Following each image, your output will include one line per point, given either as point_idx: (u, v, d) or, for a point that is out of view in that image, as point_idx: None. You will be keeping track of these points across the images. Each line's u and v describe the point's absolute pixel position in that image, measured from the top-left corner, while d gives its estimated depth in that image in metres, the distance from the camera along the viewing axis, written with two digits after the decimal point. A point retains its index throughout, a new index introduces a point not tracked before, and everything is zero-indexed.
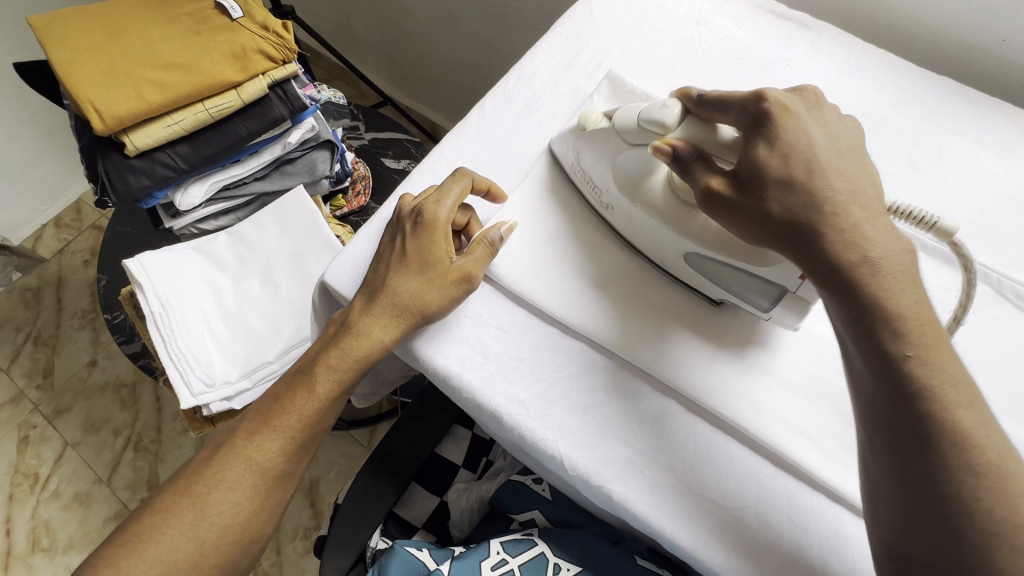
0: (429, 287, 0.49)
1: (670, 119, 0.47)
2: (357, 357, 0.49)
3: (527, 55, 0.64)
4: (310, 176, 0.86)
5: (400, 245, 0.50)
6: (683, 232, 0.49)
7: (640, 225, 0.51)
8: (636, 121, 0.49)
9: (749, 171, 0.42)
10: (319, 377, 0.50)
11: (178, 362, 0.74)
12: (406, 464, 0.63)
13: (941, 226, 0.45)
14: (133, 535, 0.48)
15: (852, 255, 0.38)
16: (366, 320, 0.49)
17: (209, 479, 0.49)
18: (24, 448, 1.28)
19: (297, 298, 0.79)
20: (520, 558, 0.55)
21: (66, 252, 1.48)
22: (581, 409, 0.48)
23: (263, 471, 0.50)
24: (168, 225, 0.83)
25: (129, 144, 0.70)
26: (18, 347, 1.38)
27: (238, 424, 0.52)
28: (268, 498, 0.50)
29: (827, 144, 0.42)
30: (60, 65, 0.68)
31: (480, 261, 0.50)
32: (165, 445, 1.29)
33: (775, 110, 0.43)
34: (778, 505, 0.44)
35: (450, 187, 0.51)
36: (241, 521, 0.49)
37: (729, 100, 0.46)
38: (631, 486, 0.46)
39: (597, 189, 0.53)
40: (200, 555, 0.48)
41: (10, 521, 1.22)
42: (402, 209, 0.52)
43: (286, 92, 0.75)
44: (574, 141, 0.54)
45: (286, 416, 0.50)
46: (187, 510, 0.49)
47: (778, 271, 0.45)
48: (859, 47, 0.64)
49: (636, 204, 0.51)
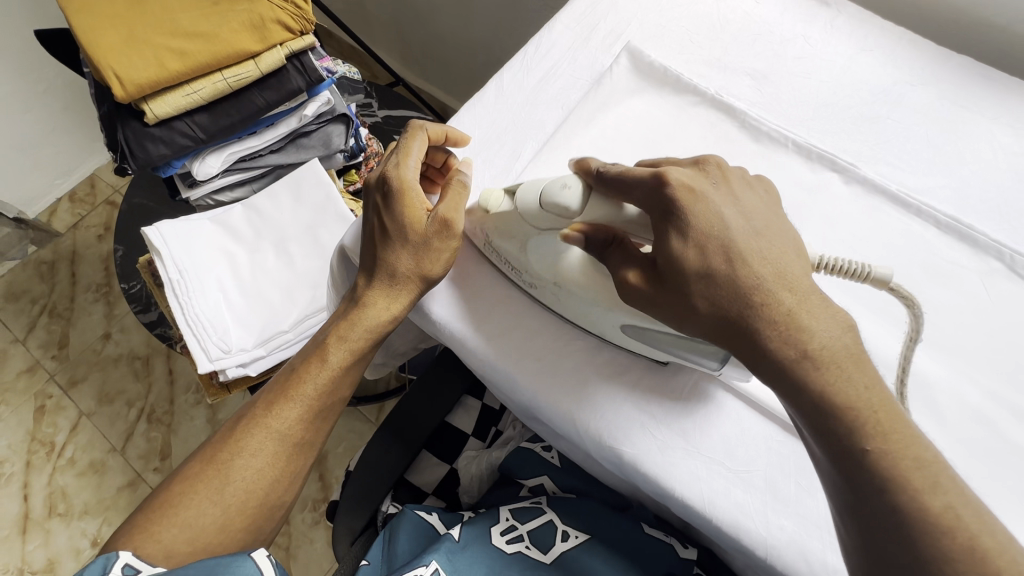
0: (427, 255, 0.49)
1: (574, 201, 0.43)
2: (366, 329, 0.51)
3: (544, 28, 0.64)
4: (325, 150, 0.87)
5: (379, 221, 0.50)
6: (614, 309, 0.45)
7: (570, 302, 0.48)
8: (537, 203, 0.45)
9: (667, 265, 0.39)
10: (333, 349, 0.52)
11: (195, 328, 0.75)
12: (418, 431, 0.65)
13: (875, 274, 0.41)
14: (161, 502, 0.49)
15: (793, 351, 0.36)
16: (372, 293, 0.51)
17: (233, 447, 0.50)
18: (40, 417, 1.31)
19: (312, 269, 0.80)
20: (530, 525, 0.56)
21: (80, 227, 1.49)
22: (589, 372, 0.49)
23: (282, 439, 0.51)
24: (186, 195, 0.84)
25: (149, 112, 0.71)
26: (34, 319, 1.40)
27: (256, 397, 0.53)
28: (290, 464, 0.52)
29: (743, 227, 0.39)
30: (82, 31, 0.69)
31: (453, 205, 0.49)
32: (178, 416, 1.31)
33: (682, 196, 0.39)
34: (786, 469, 0.45)
35: (409, 144, 0.51)
36: (263, 486, 0.50)
37: (630, 179, 0.41)
38: (642, 446, 0.46)
39: (517, 270, 0.50)
40: (227, 518, 0.49)
41: (27, 487, 1.25)
42: (368, 183, 0.52)
43: (303, 64, 0.76)
44: (480, 222, 0.50)
45: (304, 386, 0.51)
46: (212, 478, 0.49)
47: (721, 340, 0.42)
48: (878, 25, 0.64)
49: (561, 286, 0.47)
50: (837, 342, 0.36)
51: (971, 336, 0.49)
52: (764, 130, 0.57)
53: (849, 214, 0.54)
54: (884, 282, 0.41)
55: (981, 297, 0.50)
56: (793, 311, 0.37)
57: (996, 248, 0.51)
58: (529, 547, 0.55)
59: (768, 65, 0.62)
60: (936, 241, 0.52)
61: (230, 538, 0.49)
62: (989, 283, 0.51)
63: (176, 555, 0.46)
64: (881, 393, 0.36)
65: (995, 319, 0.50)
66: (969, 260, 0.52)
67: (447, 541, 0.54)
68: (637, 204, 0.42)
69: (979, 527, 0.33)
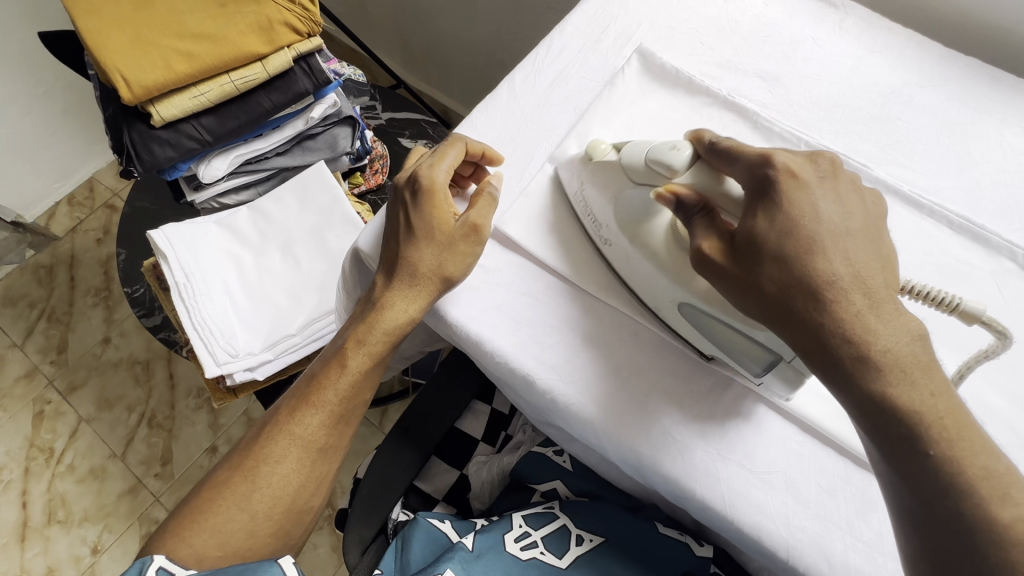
0: (448, 254, 0.49)
1: (678, 163, 0.45)
2: (385, 331, 0.50)
3: (555, 30, 0.64)
4: (331, 152, 0.86)
5: (405, 217, 0.50)
6: (680, 282, 0.46)
7: (637, 267, 0.49)
8: (643, 159, 0.47)
9: (746, 238, 0.40)
10: (352, 354, 0.51)
11: (202, 333, 0.74)
12: (429, 435, 0.64)
13: (965, 308, 0.41)
14: (191, 509, 0.49)
15: (853, 349, 0.36)
16: (391, 294, 0.50)
17: (258, 454, 0.50)
18: (38, 423, 1.30)
19: (319, 272, 0.79)
20: (543, 531, 0.56)
21: (78, 231, 1.48)
22: (616, 374, 0.48)
23: (306, 445, 0.50)
24: (191, 198, 0.83)
25: (156, 114, 0.70)
26: (32, 324, 1.39)
27: (280, 404, 0.53)
28: (315, 470, 0.51)
29: (836, 223, 0.39)
30: (88, 33, 0.69)
31: (485, 210, 0.50)
32: (179, 421, 1.30)
33: (782, 180, 0.40)
34: (806, 470, 0.45)
35: (444, 151, 0.52)
36: (290, 492, 0.50)
37: (739, 153, 0.43)
38: (664, 450, 0.46)
39: (596, 223, 0.51)
40: (255, 525, 0.48)
41: (26, 494, 1.24)
42: (398, 182, 0.52)
43: (310, 65, 0.76)
44: (579, 169, 0.53)
45: (325, 392, 0.51)
46: (239, 484, 0.49)
47: (772, 341, 0.42)
48: (886, 27, 0.64)
49: (635, 243, 0.49)
50: (904, 348, 0.36)
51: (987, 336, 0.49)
52: (776, 131, 0.57)
53: None
54: (971, 317, 0.41)
55: (995, 298, 0.50)
56: (844, 295, 0.37)
57: (1008, 248, 0.52)
58: (543, 553, 0.55)
59: (779, 67, 0.62)
60: (949, 243, 0.53)
61: (258, 543, 0.49)
62: (1002, 284, 0.51)
63: (207, 559, 0.46)
64: (949, 396, 0.36)
65: (1009, 319, 0.50)
66: (983, 260, 0.52)
67: (461, 550, 0.54)
68: (740, 178, 0.43)
69: (998, 495, 0.34)
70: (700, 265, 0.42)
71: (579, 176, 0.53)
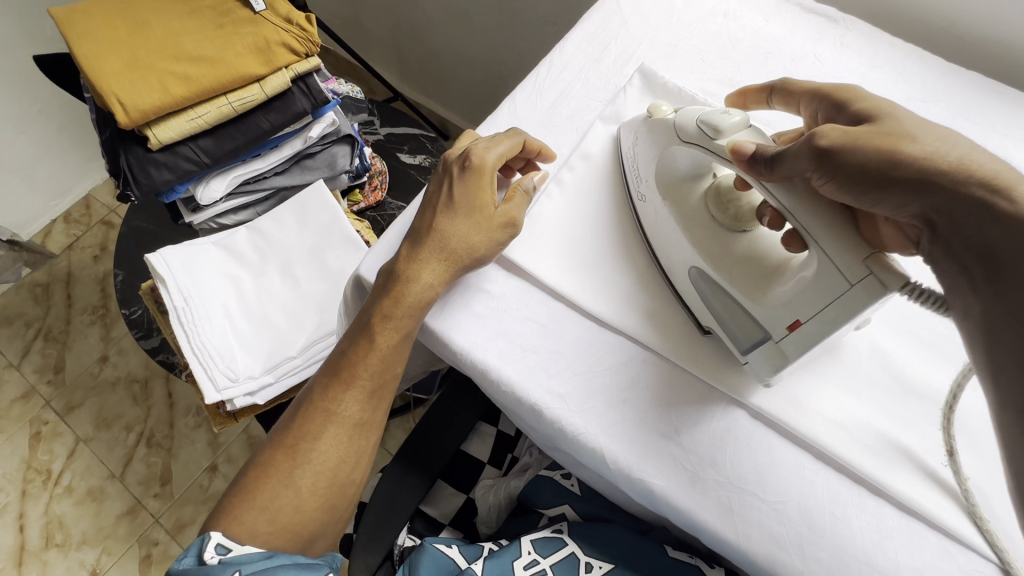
0: (476, 231, 0.49)
1: (726, 125, 0.46)
2: (410, 305, 0.48)
3: (556, 48, 0.63)
4: (330, 171, 0.85)
5: (447, 191, 0.51)
6: (699, 248, 0.49)
7: (662, 227, 0.52)
8: (699, 122, 0.48)
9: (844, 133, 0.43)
10: (380, 330, 0.48)
11: (201, 358, 0.73)
12: (432, 461, 0.63)
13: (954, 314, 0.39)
14: (240, 489, 0.48)
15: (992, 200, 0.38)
16: (416, 266, 0.48)
17: (297, 432, 0.49)
18: (36, 444, 1.28)
19: (319, 293, 0.78)
20: (553, 558, 0.55)
21: (75, 248, 1.47)
22: (635, 383, 0.48)
23: (342, 421, 0.49)
24: (188, 219, 0.82)
25: (153, 137, 0.69)
26: (28, 343, 1.37)
27: (312, 384, 0.51)
28: (355, 444, 0.49)
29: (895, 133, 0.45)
30: (83, 57, 0.68)
31: (520, 206, 0.52)
32: (178, 440, 1.29)
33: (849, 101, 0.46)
34: (820, 499, 0.44)
35: (502, 139, 0.52)
36: (331, 467, 0.48)
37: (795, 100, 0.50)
38: (671, 481, 0.45)
39: (637, 176, 0.54)
40: (301, 500, 0.47)
41: (22, 517, 1.22)
42: (449, 156, 0.53)
43: (309, 85, 0.76)
44: (637, 125, 0.54)
45: (357, 368, 0.49)
46: (282, 461, 0.48)
47: (768, 317, 0.45)
48: (887, 42, 0.64)
49: (668, 200, 0.52)
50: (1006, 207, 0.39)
51: None
52: None
53: None
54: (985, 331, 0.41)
55: None
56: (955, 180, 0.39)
57: None
58: None
59: None
60: None
61: (305, 517, 0.47)
62: None
63: (260, 535, 0.46)
64: None
65: None
66: None
67: None
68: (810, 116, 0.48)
69: None
70: (817, 162, 0.41)
71: (638, 128, 0.54)
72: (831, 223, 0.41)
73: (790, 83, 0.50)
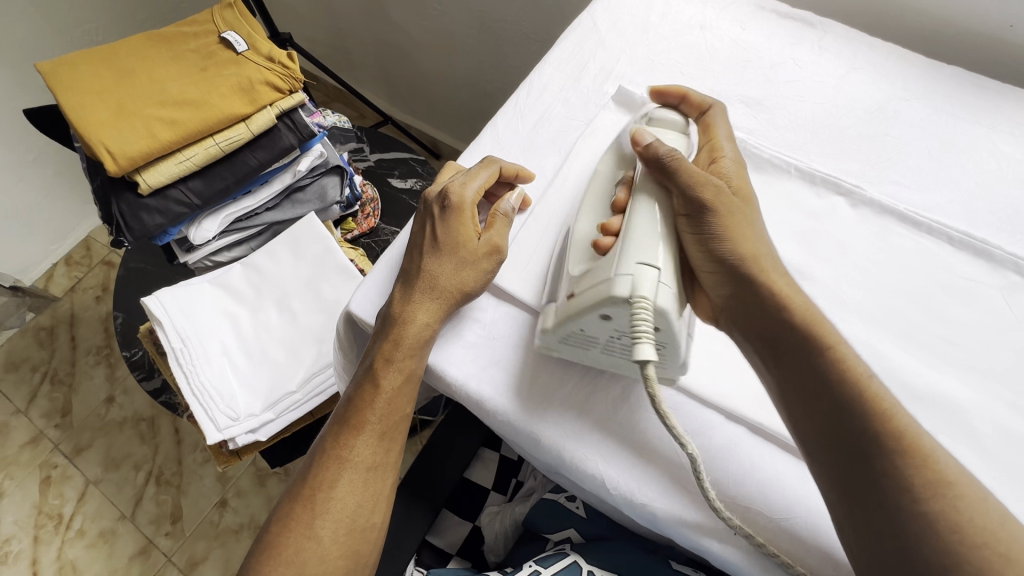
0: (463, 266, 0.49)
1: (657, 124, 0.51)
2: (410, 346, 0.48)
3: (535, 71, 0.64)
4: (321, 203, 0.86)
5: (430, 232, 0.51)
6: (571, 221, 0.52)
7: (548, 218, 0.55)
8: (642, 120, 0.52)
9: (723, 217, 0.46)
10: (383, 373, 0.48)
11: (201, 398, 0.73)
12: (436, 491, 0.62)
13: (637, 346, 0.40)
14: (265, 545, 0.47)
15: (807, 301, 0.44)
16: (411, 305, 0.48)
17: (314, 482, 0.48)
18: (46, 488, 1.28)
19: (316, 324, 0.78)
20: (553, 568, 0.54)
21: (77, 290, 1.49)
22: (639, 405, 0.48)
23: (355, 466, 0.48)
24: (183, 259, 0.82)
25: (142, 183, 0.70)
26: (35, 388, 1.38)
27: (323, 433, 0.50)
28: (369, 488, 0.48)
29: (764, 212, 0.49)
30: (71, 109, 0.69)
31: (502, 232, 0.51)
32: (187, 476, 1.29)
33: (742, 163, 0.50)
34: (827, 513, 0.43)
35: (477, 171, 0.52)
36: (349, 513, 0.47)
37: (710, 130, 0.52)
38: (678, 504, 0.44)
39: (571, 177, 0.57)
40: (325, 551, 0.46)
41: (36, 563, 1.21)
42: (427, 196, 0.53)
43: (294, 121, 0.76)
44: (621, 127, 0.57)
45: (365, 412, 0.49)
46: (302, 513, 0.47)
47: (565, 281, 0.47)
48: (865, 42, 0.64)
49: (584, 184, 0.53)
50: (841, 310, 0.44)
51: (1005, 356, 0.47)
52: (765, 157, 0.57)
53: (858, 238, 0.53)
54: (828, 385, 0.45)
55: (1007, 312, 0.49)
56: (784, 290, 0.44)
57: (1013, 261, 0.50)
58: None
59: (762, 91, 0.62)
60: (952, 259, 0.51)
61: (330, 568, 0.46)
62: (1010, 298, 0.49)
63: None
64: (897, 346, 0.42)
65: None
66: (986, 275, 0.51)
67: None
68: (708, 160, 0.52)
69: None
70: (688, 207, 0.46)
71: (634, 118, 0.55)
72: (639, 235, 0.43)
73: (718, 122, 0.53)
